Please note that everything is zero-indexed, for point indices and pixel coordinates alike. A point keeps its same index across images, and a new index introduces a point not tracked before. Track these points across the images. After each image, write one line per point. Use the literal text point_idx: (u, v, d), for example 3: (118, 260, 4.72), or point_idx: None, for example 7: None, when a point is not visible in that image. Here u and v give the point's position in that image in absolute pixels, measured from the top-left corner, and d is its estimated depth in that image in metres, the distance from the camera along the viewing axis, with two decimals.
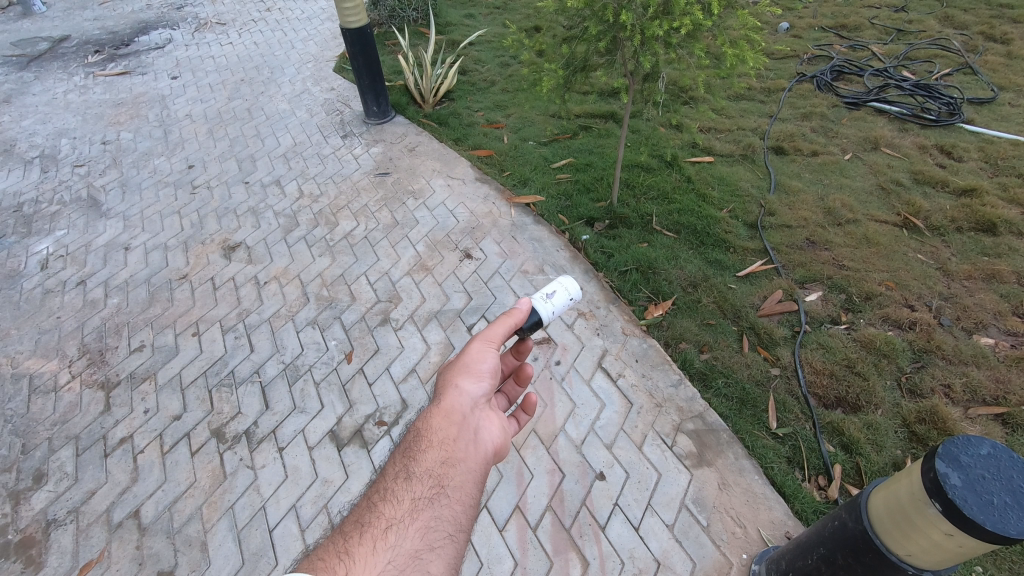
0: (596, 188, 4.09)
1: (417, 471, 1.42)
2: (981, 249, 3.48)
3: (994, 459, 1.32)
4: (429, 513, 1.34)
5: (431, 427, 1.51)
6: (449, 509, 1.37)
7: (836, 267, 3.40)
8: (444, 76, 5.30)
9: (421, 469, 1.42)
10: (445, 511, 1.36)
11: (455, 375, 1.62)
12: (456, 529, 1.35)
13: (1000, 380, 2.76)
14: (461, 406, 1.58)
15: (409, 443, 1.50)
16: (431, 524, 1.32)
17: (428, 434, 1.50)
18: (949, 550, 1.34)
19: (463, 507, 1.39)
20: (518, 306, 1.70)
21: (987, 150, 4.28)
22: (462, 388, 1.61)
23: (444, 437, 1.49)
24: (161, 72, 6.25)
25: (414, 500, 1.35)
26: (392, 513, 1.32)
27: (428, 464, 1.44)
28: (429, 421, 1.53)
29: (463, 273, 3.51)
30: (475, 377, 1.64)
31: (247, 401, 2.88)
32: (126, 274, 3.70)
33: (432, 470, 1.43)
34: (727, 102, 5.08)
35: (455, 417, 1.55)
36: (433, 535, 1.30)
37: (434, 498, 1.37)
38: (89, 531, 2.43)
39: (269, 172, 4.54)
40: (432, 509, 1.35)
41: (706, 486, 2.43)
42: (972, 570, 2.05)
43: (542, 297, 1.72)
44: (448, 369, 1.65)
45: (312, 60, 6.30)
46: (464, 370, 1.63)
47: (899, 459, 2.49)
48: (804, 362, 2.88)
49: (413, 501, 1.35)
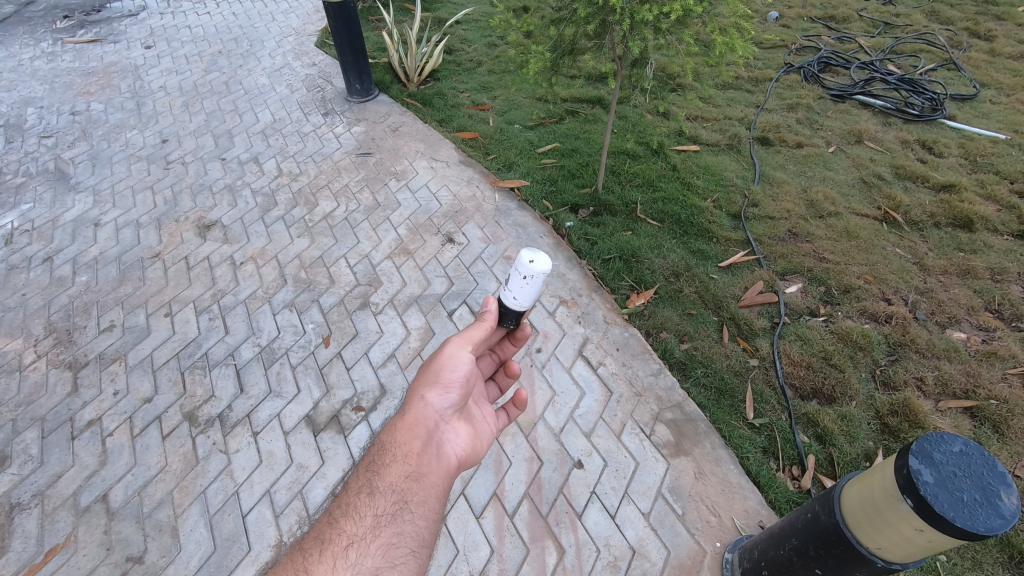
0: (582, 173, 4.05)
1: (381, 486, 1.49)
2: (957, 245, 3.52)
3: (966, 456, 1.33)
4: (390, 530, 1.40)
5: (396, 441, 1.59)
6: (412, 525, 1.43)
7: (816, 259, 3.43)
8: (430, 54, 5.18)
9: (385, 485, 1.50)
10: (407, 527, 1.42)
11: (422, 387, 1.70)
12: (418, 545, 1.41)
13: (971, 374, 2.81)
14: (427, 417, 1.66)
15: (374, 457, 1.58)
16: (393, 540, 1.38)
17: (392, 448, 1.58)
18: (918, 545, 1.35)
19: (426, 523, 1.46)
20: (487, 309, 1.79)
21: (967, 147, 4.33)
22: (429, 399, 1.69)
23: (408, 450, 1.57)
24: (134, 41, 6.01)
25: (376, 516, 1.42)
26: (353, 530, 1.38)
27: (392, 479, 1.51)
28: (394, 434, 1.61)
29: (444, 257, 3.46)
30: (443, 388, 1.71)
31: (221, 383, 2.82)
32: (95, 251, 3.58)
33: (396, 485, 1.50)
34: (715, 91, 5.05)
35: (420, 430, 1.63)
36: (395, 553, 1.36)
37: (396, 515, 1.44)
38: (55, 515, 2.36)
39: (247, 148, 4.41)
40: (394, 526, 1.41)
41: (683, 475, 2.45)
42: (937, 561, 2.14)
43: (509, 292, 1.77)
44: (418, 379, 1.73)
45: (293, 33, 6.12)
46: (432, 381, 1.71)
47: (871, 450, 2.53)
48: (782, 354, 2.91)
49: (375, 518, 1.41)
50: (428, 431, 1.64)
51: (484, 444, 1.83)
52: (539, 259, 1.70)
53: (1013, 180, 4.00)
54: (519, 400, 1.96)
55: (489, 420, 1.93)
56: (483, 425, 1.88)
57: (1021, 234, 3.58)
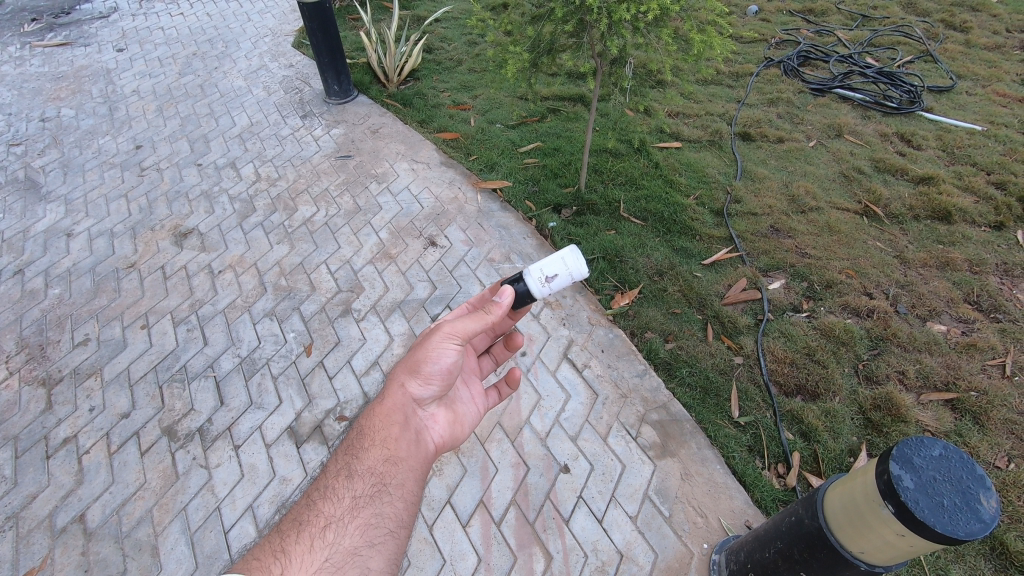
0: (565, 172, 4.03)
1: (359, 470, 1.56)
2: (936, 237, 3.56)
3: (945, 460, 1.33)
4: (368, 511, 1.47)
5: (374, 427, 1.65)
6: (390, 507, 1.50)
7: (798, 255, 3.44)
8: (409, 54, 5.12)
9: (363, 468, 1.56)
10: (385, 509, 1.49)
11: (403, 375, 1.74)
12: (396, 526, 1.48)
13: (951, 366, 2.84)
14: (406, 405, 1.71)
15: (352, 441, 1.64)
16: (371, 521, 1.45)
17: (370, 433, 1.64)
18: (900, 549, 1.36)
19: (404, 505, 1.53)
20: (497, 304, 1.67)
21: (945, 139, 4.37)
22: (408, 388, 1.74)
23: (386, 437, 1.64)
24: (105, 43, 5.87)
25: (354, 498, 1.49)
26: (331, 512, 1.45)
27: (370, 464, 1.57)
28: (373, 420, 1.68)
29: (427, 261, 3.43)
30: (424, 378, 1.74)
31: (200, 397, 2.77)
32: (68, 262, 3.49)
33: (374, 469, 1.56)
34: (696, 86, 5.05)
35: (398, 417, 1.69)
36: (373, 533, 1.43)
37: (374, 497, 1.50)
38: (30, 538, 2.31)
39: (223, 153, 4.33)
40: (372, 508, 1.48)
41: (669, 476, 2.45)
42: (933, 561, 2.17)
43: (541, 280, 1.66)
44: (398, 367, 1.76)
45: (269, 34, 6.01)
46: (413, 371, 1.73)
47: (855, 445, 2.55)
48: (767, 351, 2.91)
49: (353, 500, 1.48)
50: (405, 418, 1.70)
51: (465, 427, 1.89)
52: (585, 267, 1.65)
53: (990, 172, 4.05)
54: (510, 380, 1.95)
55: (472, 401, 1.98)
56: (465, 407, 1.94)
57: (998, 225, 3.63)
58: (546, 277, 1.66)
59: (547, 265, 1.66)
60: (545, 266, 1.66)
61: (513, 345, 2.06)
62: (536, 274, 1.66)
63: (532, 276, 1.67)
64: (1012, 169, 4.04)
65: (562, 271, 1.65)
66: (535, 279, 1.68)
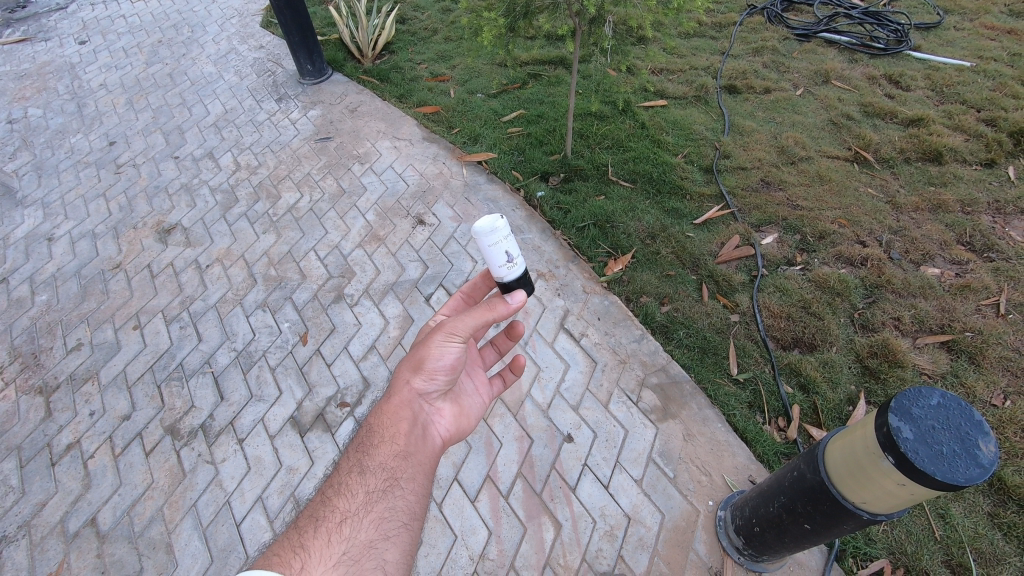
0: (550, 139, 3.95)
1: (371, 465, 1.55)
2: (928, 179, 3.52)
3: (943, 409, 1.34)
4: (382, 505, 1.46)
5: (384, 424, 1.64)
6: (402, 500, 1.49)
7: (790, 207, 3.41)
8: (382, 26, 4.96)
9: (375, 463, 1.55)
10: (398, 502, 1.48)
11: (407, 373, 1.73)
12: (410, 518, 1.47)
13: (946, 309, 2.85)
14: (412, 402, 1.71)
15: (362, 439, 1.63)
16: (385, 515, 1.44)
17: (380, 431, 1.63)
18: (901, 497, 1.37)
19: (416, 498, 1.52)
20: (507, 304, 1.73)
21: (934, 78, 4.29)
22: (414, 384, 1.72)
23: (395, 432, 1.63)
24: (66, 36, 5.66)
25: (368, 493, 1.47)
26: (346, 507, 1.44)
27: (381, 459, 1.57)
28: (381, 417, 1.66)
29: (417, 241, 3.38)
30: (427, 375, 1.73)
31: (200, 393, 2.76)
32: (52, 267, 3.43)
33: (385, 464, 1.56)
34: (679, 40, 4.93)
35: (406, 413, 1.68)
36: (388, 526, 1.42)
37: (387, 491, 1.50)
38: (44, 544, 2.32)
39: (200, 143, 4.22)
40: (385, 501, 1.47)
41: (672, 438, 2.47)
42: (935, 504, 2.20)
43: (507, 263, 1.77)
44: (402, 365, 1.75)
45: (235, 15, 5.81)
46: (416, 368, 1.72)
47: (853, 394, 2.57)
48: (762, 307, 2.91)
49: (367, 495, 1.47)
50: (413, 413, 1.70)
51: (470, 421, 1.90)
52: (495, 223, 1.73)
53: (981, 108, 3.99)
54: (515, 367, 2.02)
55: (477, 393, 1.99)
56: (470, 400, 1.94)
57: (989, 162, 3.60)
58: (514, 253, 1.77)
59: (503, 255, 1.76)
60: (508, 261, 1.77)
61: (517, 334, 2.07)
62: (511, 262, 1.77)
63: (515, 269, 1.80)
64: (1002, 104, 3.98)
65: (508, 241, 1.76)
66: (520, 261, 1.81)
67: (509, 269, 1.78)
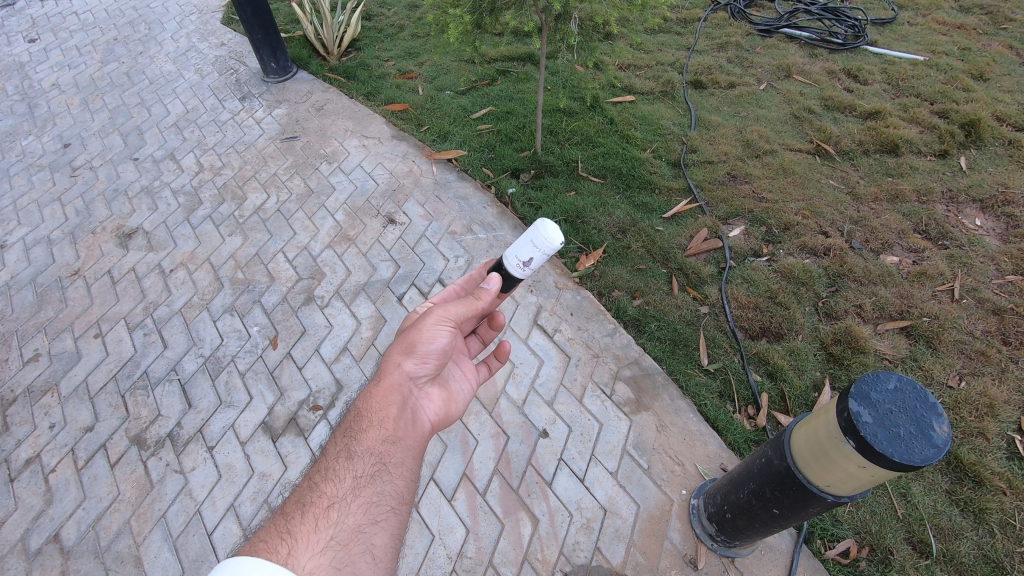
0: (519, 136, 3.95)
1: (359, 450, 1.51)
2: (886, 170, 3.64)
3: (900, 392, 1.39)
4: (370, 490, 1.43)
5: (373, 407, 1.62)
6: (390, 485, 1.47)
7: (755, 200, 3.48)
8: (347, 23, 4.86)
9: (364, 447, 1.52)
10: (386, 487, 1.46)
11: (399, 354, 1.73)
12: (398, 502, 1.45)
13: (905, 296, 2.95)
14: (402, 385, 1.69)
15: (350, 423, 1.59)
16: (373, 499, 1.41)
17: (368, 415, 1.60)
18: (862, 479, 1.42)
19: (404, 482, 1.50)
20: (485, 289, 1.78)
21: (890, 71, 4.43)
22: (405, 367, 1.72)
23: (384, 416, 1.60)
24: (14, 34, 5.42)
25: (356, 478, 1.44)
26: (334, 492, 1.40)
27: (370, 444, 1.54)
28: (370, 400, 1.64)
29: (388, 239, 3.35)
30: (419, 357, 1.73)
31: (167, 401, 2.69)
32: (5, 276, 3.30)
33: (374, 448, 1.53)
34: (645, 36, 4.98)
35: (396, 397, 1.66)
36: (376, 510, 1.40)
37: (376, 475, 1.47)
38: (4, 563, 2.24)
39: (160, 144, 4.10)
40: (373, 486, 1.44)
41: (646, 429, 2.51)
42: (898, 487, 2.27)
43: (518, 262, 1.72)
44: (394, 347, 1.75)
45: (195, 12, 5.66)
46: (409, 350, 1.72)
47: (819, 380, 2.64)
48: (731, 298, 2.97)
49: (355, 480, 1.44)
50: (402, 397, 1.68)
51: (457, 407, 1.89)
52: (554, 231, 1.63)
53: (934, 101, 4.13)
54: (501, 355, 2.03)
55: (463, 379, 2.00)
56: (456, 386, 1.94)
57: (942, 153, 3.73)
58: (530, 263, 1.70)
59: (525, 256, 1.70)
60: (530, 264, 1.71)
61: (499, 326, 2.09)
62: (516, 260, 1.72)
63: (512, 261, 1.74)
64: (954, 97, 4.13)
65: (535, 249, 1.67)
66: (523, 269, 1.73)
67: (518, 262, 1.72)
